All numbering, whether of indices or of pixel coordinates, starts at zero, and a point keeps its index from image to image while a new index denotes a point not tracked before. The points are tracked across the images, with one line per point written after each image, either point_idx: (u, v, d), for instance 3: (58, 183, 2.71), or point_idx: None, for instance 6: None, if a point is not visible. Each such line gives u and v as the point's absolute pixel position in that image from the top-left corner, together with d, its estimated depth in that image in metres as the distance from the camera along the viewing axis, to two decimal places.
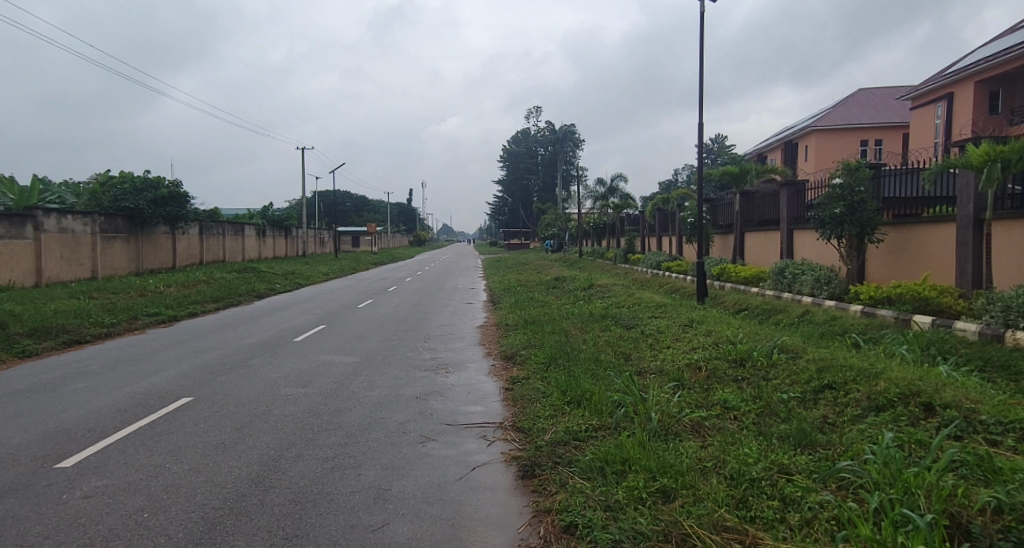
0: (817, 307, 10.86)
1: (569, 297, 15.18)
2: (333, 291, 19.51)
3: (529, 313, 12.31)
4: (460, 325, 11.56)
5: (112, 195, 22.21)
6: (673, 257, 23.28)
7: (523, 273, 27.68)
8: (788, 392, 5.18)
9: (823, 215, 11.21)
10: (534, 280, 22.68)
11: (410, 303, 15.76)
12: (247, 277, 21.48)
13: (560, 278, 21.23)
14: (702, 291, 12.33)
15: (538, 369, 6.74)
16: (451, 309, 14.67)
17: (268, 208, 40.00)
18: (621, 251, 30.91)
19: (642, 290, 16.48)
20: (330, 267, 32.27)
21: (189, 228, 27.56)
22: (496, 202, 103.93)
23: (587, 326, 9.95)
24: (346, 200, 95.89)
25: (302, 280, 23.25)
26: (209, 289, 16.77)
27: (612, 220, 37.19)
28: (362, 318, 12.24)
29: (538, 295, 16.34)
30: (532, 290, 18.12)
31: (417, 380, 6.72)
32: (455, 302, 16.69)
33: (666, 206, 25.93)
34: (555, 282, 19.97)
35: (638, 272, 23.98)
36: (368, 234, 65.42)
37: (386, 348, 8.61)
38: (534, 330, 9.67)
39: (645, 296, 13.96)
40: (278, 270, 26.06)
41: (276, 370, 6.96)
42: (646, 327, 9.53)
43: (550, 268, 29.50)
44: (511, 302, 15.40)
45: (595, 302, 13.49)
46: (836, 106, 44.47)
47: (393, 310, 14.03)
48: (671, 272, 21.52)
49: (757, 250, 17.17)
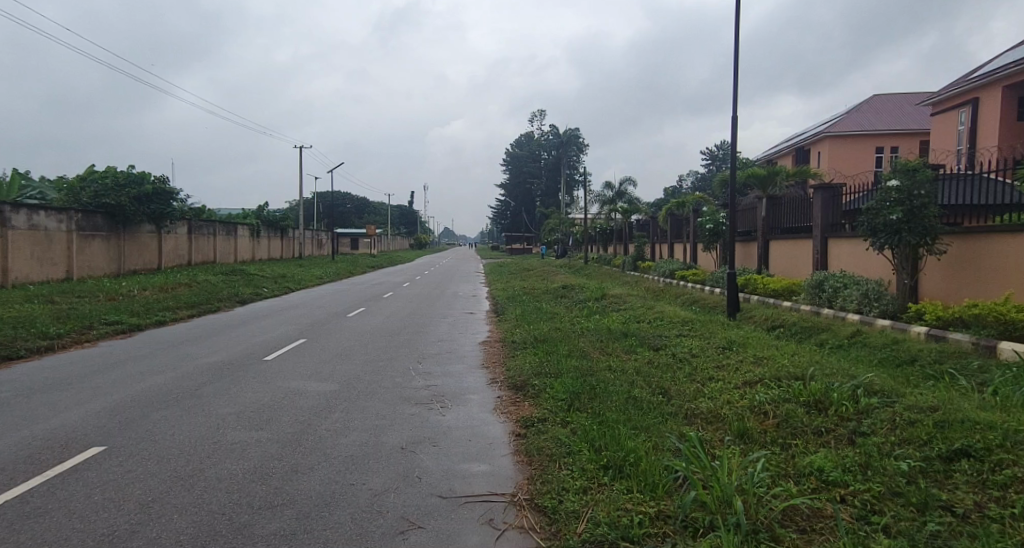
0: (868, 327, 9.52)
1: (580, 308, 13.85)
2: (324, 296, 18.16)
3: (537, 327, 10.95)
4: (459, 341, 10.22)
5: (92, 191, 20.93)
6: (688, 265, 21.95)
7: (528, 280, 26.38)
8: (904, 456, 3.81)
9: (875, 222, 9.84)
10: (539, 288, 21.29)
11: (406, 313, 14.39)
12: (233, 281, 20.17)
13: (568, 287, 19.86)
14: (733, 306, 10.97)
15: (557, 409, 5.36)
16: (450, 320, 13.32)
17: (263, 208, 38.69)
18: (630, 258, 29.57)
19: (659, 302, 15.12)
20: (325, 270, 30.99)
21: (177, 228, 26.32)
22: (498, 206, 102.64)
23: (607, 346, 8.59)
24: (346, 202, 94.68)
25: (293, 284, 21.92)
26: (187, 293, 15.47)
27: (620, 226, 35.85)
28: (350, 330, 10.89)
29: (545, 306, 15.02)
30: (539, 300, 16.79)
31: (404, 420, 5.35)
32: (455, 312, 15.34)
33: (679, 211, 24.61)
34: (562, 291, 18.63)
35: (650, 280, 22.63)
36: (367, 236, 64.15)
37: (370, 372, 7.26)
38: (546, 350, 8.31)
39: (665, 309, 12.63)
40: (269, 273, 24.75)
41: (231, 403, 5.60)
42: (677, 349, 8.16)
43: (556, 275, 28.15)
44: (516, 313, 14.03)
45: (610, 315, 12.15)
46: (851, 112, 43.10)
47: (386, 320, 12.67)
48: (687, 282, 20.17)
49: (785, 260, 15.82)
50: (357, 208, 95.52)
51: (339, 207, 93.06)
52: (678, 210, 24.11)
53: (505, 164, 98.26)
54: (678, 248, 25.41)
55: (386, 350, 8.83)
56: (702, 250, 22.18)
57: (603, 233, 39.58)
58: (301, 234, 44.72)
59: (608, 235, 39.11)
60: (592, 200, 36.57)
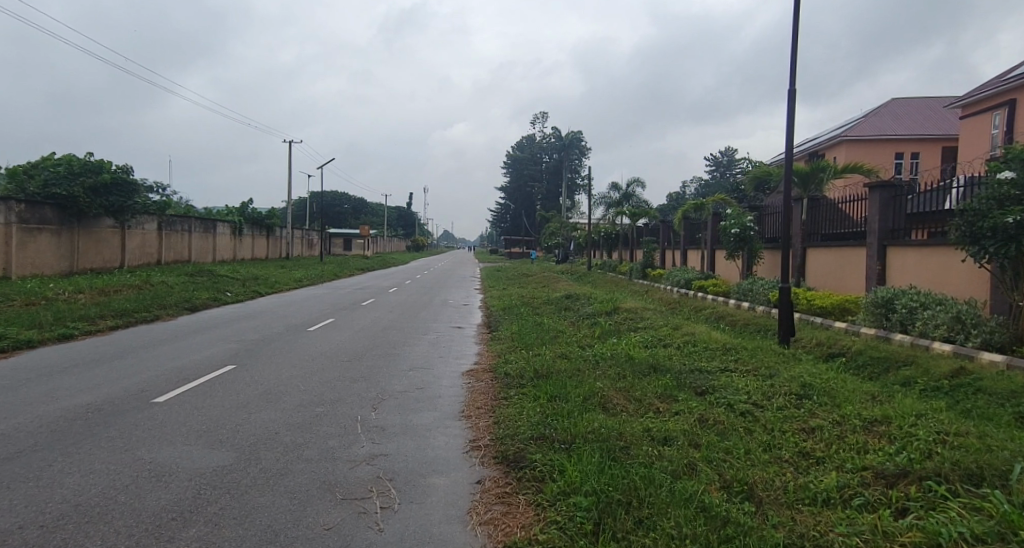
0: (971, 363, 7.28)
1: (588, 326, 11.61)
2: (293, 304, 15.88)
3: (536, 354, 8.66)
4: (437, 371, 7.93)
5: (42, 178, 18.69)
6: (706, 275, 19.69)
7: (527, 288, 24.07)
8: None
9: (982, 226, 7.59)
10: (539, 297, 18.99)
11: (381, 327, 12.09)
12: (194, 283, 17.89)
13: (572, 297, 17.57)
14: (786, 330, 8.73)
15: (574, 530, 3.08)
16: (432, 338, 11.05)
17: (247, 204, 36.42)
18: (638, 265, 27.31)
19: (681, 319, 12.87)
20: (308, 273, 28.68)
21: (145, 222, 24.14)
22: (498, 210, 100.45)
23: (632, 387, 6.33)
24: (342, 201, 92.38)
25: (264, 289, 19.64)
26: (126, 298, 13.20)
27: (626, 230, 33.60)
28: (303, 352, 8.65)
29: (547, 320, 12.77)
30: (539, 312, 14.56)
31: (309, 543, 3.06)
32: (441, 325, 13.06)
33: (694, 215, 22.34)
34: (566, 302, 16.35)
35: (663, 291, 20.37)
36: (361, 237, 61.82)
37: (297, 428, 4.97)
38: (549, 393, 6.06)
39: (694, 329, 10.39)
40: (241, 274, 22.46)
41: (23, 499, 3.28)
42: (731, 396, 5.90)
43: (557, 283, 25.88)
44: (512, 330, 11.74)
45: (627, 337, 9.90)
46: (869, 115, 40.89)
47: (352, 338, 10.39)
48: (706, 293, 17.91)
49: (828, 271, 13.63)
50: (354, 208, 93.19)
51: (335, 206, 90.73)
52: (695, 213, 21.88)
53: (506, 166, 96.13)
54: (693, 256, 23.16)
55: (335, 387, 6.55)
56: (722, 257, 19.94)
57: (607, 238, 37.31)
58: (288, 233, 42.45)
59: (613, 240, 36.83)
60: (596, 203, 34.28)
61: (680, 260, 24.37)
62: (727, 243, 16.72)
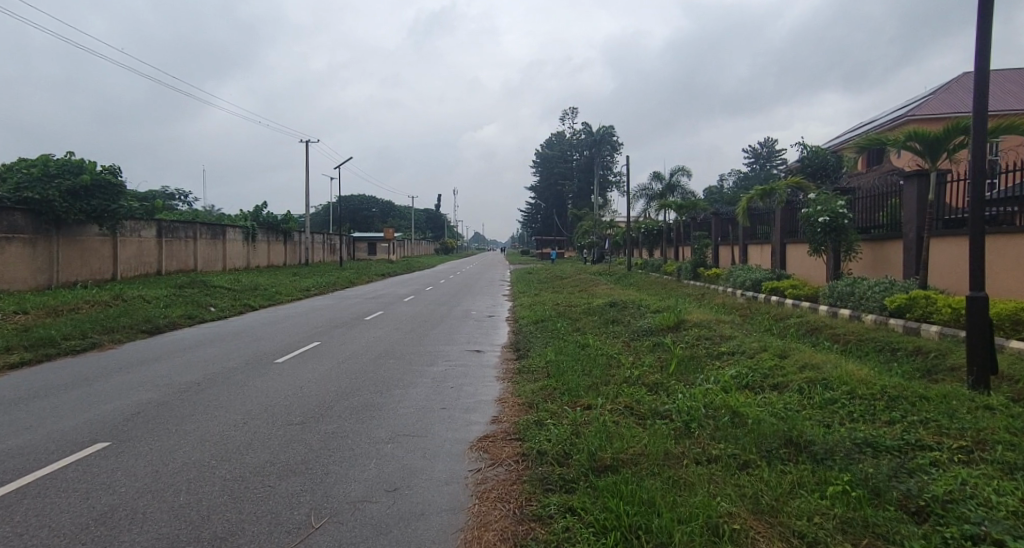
0: None
1: (649, 350, 8.60)
2: (284, 321, 13.33)
3: (584, 405, 5.68)
4: (428, 441, 5.04)
5: (14, 182, 17.00)
6: (778, 276, 16.37)
7: (563, 293, 21.09)
8: None
9: None
10: (575, 306, 16.05)
11: (374, 354, 9.31)
12: (178, 297, 15.64)
13: (616, 306, 14.57)
14: (976, 367, 5.52)
15: None
16: (438, 370, 8.18)
17: (260, 209, 34.95)
18: (688, 264, 24.02)
19: (768, 336, 9.76)
20: (320, 280, 26.37)
21: (141, 229, 22.95)
22: (529, 210, 97.65)
23: (780, 502, 3.34)
24: (369, 205, 91.11)
25: (259, 302, 17.24)
26: (71, 320, 10.86)
27: (671, 225, 30.25)
28: (242, 404, 5.94)
29: (591, 341, 9.80)
30: (580, 327, 11.64)
31: None
32: (454, 348, 10.21)
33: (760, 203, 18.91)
34: (610, 313, 13.39)
35: (725, 295, 17.15)
36: (386, 241, 59.96)
37: None
38: (624, 523, 3.12)
39: (805, 353, 7.29)
40: (241, 284, 20.25)
41: None
42: (1006, 534, 2.84)
43: (596, 287, 22.85)
44: (546, 356, 8.79)
45: (711, 372, 6.84)
46: (940, 92, 36.52)
47: (327, 375, 7.63)
48: (783, 298, 14.64)
49: (1020, 266, 9.04)
50: (382, 212, 91.81)
51: (362, 211, 89.52)
52: (760, 202, 18.54)
53: (534, 164, 93.34)
54: (757, 253, 19.78)
55: (242, 496, 3.74)
56: (796, 254, 16.56)
57: (647, 236, 34.08)
58: (307, 238, 40.77)
59: (654, 238, 33.54)
60: (636, 197, 31.06)
61: (739, 257, 21.04)
62: (813, 235, 13.40)
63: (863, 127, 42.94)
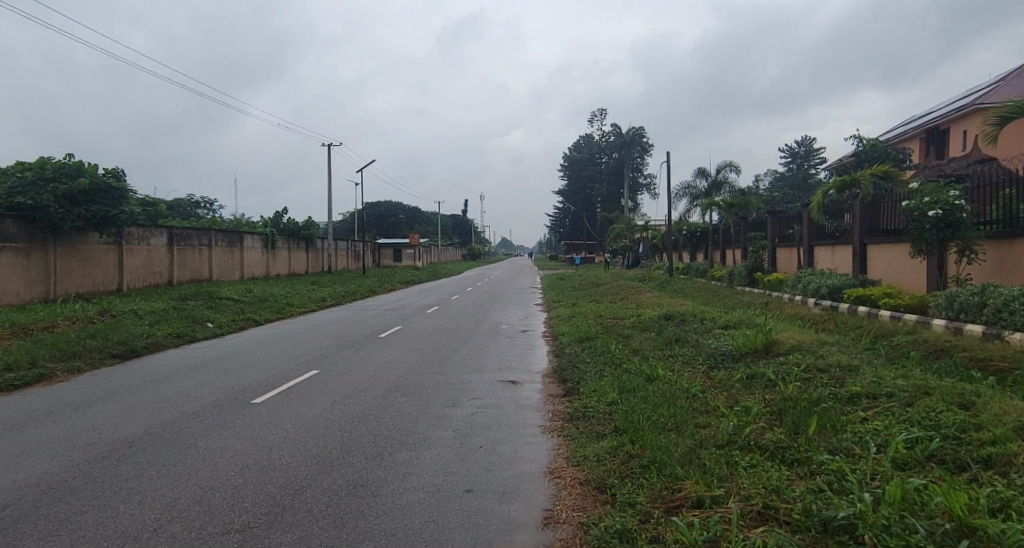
0: None
1: (744, 386, 6.46)
2: (286, 341, 11.55)
3: (690, 499, 3.56)
4: None
5: (8, 187, 15.85)
6: (863, 282, 13.97)
7: (603, 303, 18.95)
8: None
9: None
10: (622, 318, 13.97)
11: (383, 388, 7.32)
12: (176, 311, 14.10)
13: (673, 319, 12.44)
14: None
15: None
16: (464, 415, 6.15)
17: (281, 216, 34.28)
18: (741, 269, 21.63)
19: (890, 362, 7.54)
20: (339, 289, 24.79)
21: (151, 237, 21.91)
22: (558, 214, 95.63)
23: None
24: (396, 211, 90.21)
25: (268, 315, 15.61)
26: (32, 342, 9.24)
27: (718, 227, 27.81)
28: (171, 488, 3.94)
29: (660, 368, 7.68)
30: (638, 347, 9.56)
31: None
32: (483, 378, 8.20)
33: (835, 198, 16.45)
34: (669, 328, 11.25)
35: (797, 305, 14.79)
36: (412, 247, 58.69)
37: None
38: None
39: (987, 395, 5.06)
40: (251, 296, 18.75)
41: None
42: None
43: (638, 295, 20.65)
44: (605, 391, 6.70)
45: (861, 430, 4.65)
46: (1009, 78, 33.55)
47: (314, 426, 5.63)
48: (875, 310, 12.27)
49: None
50: (409, 218, 90.90)
51: (389, 217, 88.73)
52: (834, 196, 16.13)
53: (563, 167, 91.24)
54: (828, 254, 17.37)
55: None
56: (884, 255, 14.10)
57: (689, 238, 31.72)
58: (329, 246, 39.69)
59: (698, 240, 31.15)
60: (677, 197, 28.77)
61: (805, 260, 18.63)
62: (918, 233, 11.00)
63: (922, 120, 39.91)
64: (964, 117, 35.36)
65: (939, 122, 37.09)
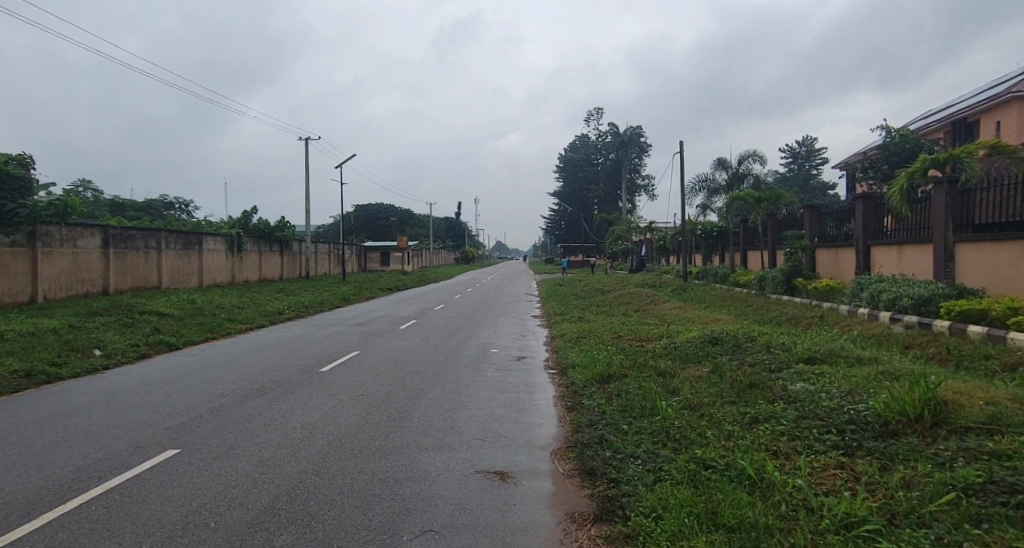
0: None
1: (973, 522, 3.15)
2: (187, 379, 8.19)
3: None
4: None
5: None
6: (965, 294, 10.76)
7: (616, 315, 15.66)
8: None
9: None
10: (649, 342, 10.70)
11: (262, 502, 3.94)
12: (60, 332, 10.69)
13: (723, 346, 9.14)
14: None
15: None
16: None
17: (250, 217, 31.18)
18: (776, 275, 18.41)
19: None
20: (305, 299, 21.42)
21: (79, 239, 18.57)
22: (555, 216, 92.53)
23: None
24: (386, 213, 86.89)
25: (194, 334, 12.22)
26: None
27: (741, 226, 24.60)
28: None
29: (758, 456, 4.40)
30: (696, 398, 6.28)
31: None
32: (450, 464, 4.86)
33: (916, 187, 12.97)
34: (725, 363, 7.95)
35: (874, 323, 11.57)
36: (399, 250, 55.38)
37: None
38: None
39: None
40: (187, 310, 15.36)
41: None
42: None
43: (657, 306, 17.37)
44: (680, 523, 3.38)
45: None
46: None
47: None
48: (999, 331, 9.04)
49: None
50: (400, 220, 87.60)
51: (379, 219, 85.42)
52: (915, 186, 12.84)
53: (558, 168, 88.14)
54: (894, 258, 14.20)
55: None
56: (990, 260, 10.88)
57: (704, 239, 28.55)
58: (306, 249, 36.36)
59: (714, 241, 27.95)
60: (692, 193, 25.62)
61: (861, 266, 15.48)
62: None
63: (947, 111, 36.83)
64: (996, 106, 32.30)
65: (967, 113, 34.07)
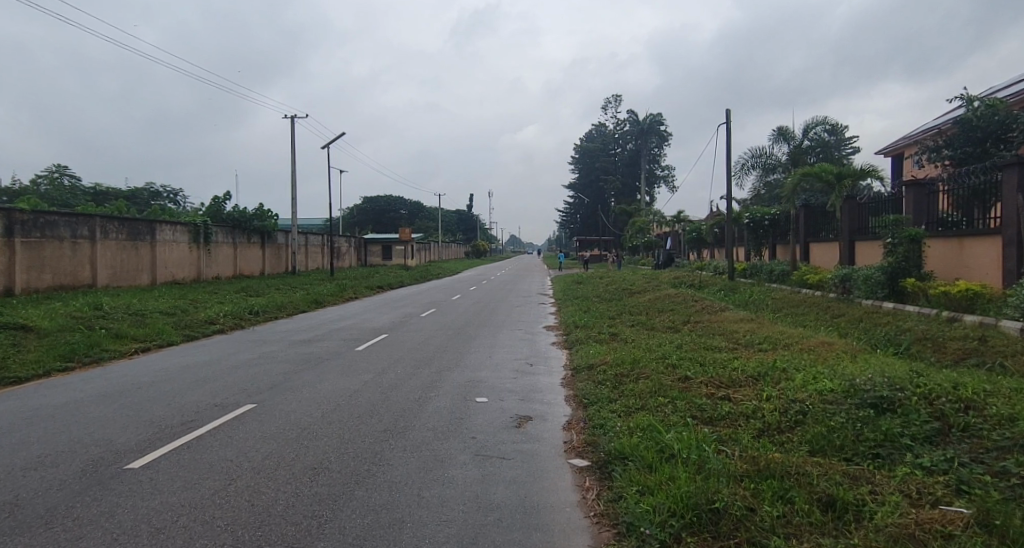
0: None
1: None
2: None
3: None
4: None
5: None
6: None
7: (660, 331, 11.26)
8: None
9: None
10: (744, 397, 6.19)
11: None
12: None
13: (919, 426, 4.60)
14: None
15: None
16: None
17: (219, 204, 27.29)
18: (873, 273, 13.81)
19: None
20: (263, 302, 17.29)
21: None
22: (570, 208, 87.90)
23: None
24: (394, 205, 82.92)
25: (27, 366, 8.02)
26: None
27: (807, 213, 19.95)
28: None
29: None
30: None
31: None
32: None
33: None
34: (983, 493, 3.43)
35: None
36: (403, 243, 51.36)
37: None
38: None
39: None
40: (71, 322, 11.22)
41: None
42: None
43: (714, 316, 12.93)
44: None
45: None
46: None
47: None
48: None
49: None
50: (410, 213, 84.07)
51: (387, 212, 81.77)
52: None
53: (574, 157, 83.25)
54: None
55: None
56: None
57: (752, 230, 23.83)
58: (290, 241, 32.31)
59: (765, 232, 23.27)
60: (743, 172, 21.00)
61: (1011, 264, 10.92)
62: None
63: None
64: None
65: None
